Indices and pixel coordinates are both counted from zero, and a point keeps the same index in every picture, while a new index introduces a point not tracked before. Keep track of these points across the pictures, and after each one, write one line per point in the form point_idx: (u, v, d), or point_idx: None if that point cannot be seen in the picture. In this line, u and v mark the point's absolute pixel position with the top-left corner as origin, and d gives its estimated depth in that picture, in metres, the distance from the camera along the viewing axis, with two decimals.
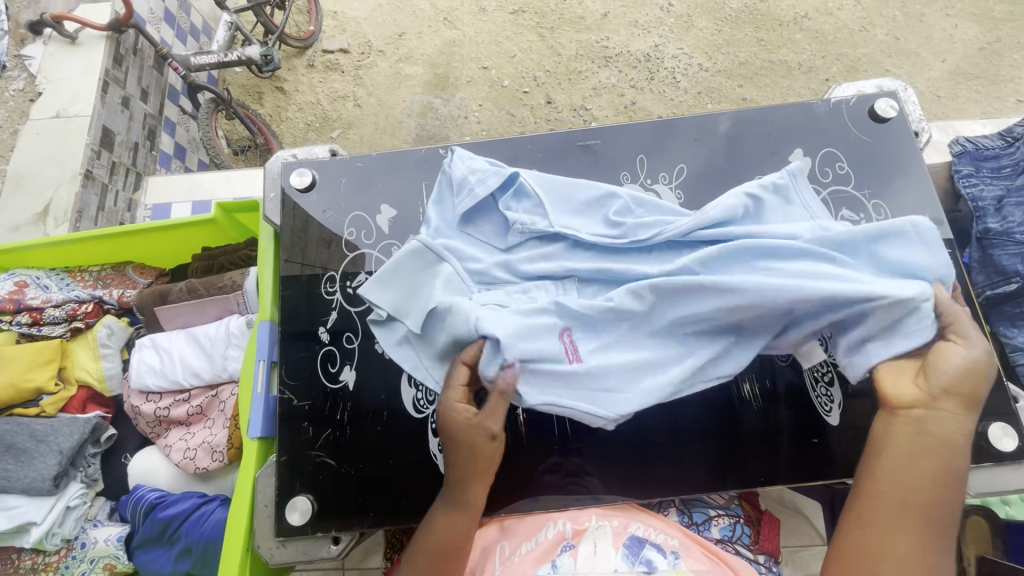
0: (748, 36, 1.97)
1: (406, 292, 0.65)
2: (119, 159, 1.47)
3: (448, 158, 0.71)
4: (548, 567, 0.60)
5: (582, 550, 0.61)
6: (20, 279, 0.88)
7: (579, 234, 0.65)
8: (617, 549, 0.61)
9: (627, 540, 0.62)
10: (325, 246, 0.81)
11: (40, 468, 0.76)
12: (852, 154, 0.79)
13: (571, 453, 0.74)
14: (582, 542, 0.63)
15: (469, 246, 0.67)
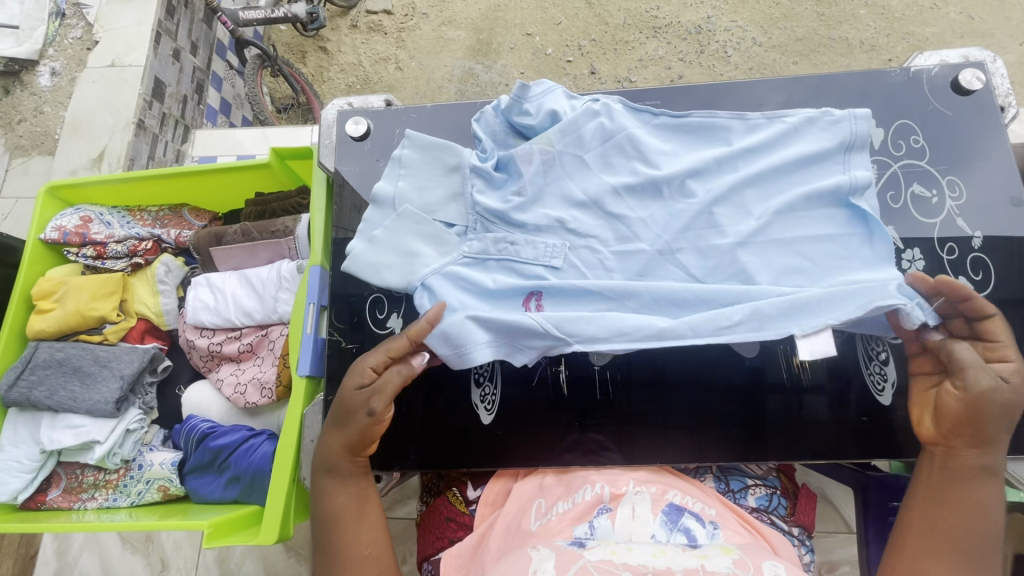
0: (808, 10, 1.87)
1: (418, 186, 0.75)
2: (169, 111, 1.51)
3: (536, 82, 0.76)
4: (585, 527, 0.62)
5: (620, 513, 0.63)
6: (86, 215, 0.92)
7: (603, 205, 0.71)
8: (656, 515, 0.62)
9: (667, 507, 0.63)
10: (357, 213, 0.81)
11: (104, 391, 0.81)
12: (930, 128, 0.75)
13: (591, 415, 0.74)
14: (620, 506, 0.63)
15: (498, 192, 0.74)
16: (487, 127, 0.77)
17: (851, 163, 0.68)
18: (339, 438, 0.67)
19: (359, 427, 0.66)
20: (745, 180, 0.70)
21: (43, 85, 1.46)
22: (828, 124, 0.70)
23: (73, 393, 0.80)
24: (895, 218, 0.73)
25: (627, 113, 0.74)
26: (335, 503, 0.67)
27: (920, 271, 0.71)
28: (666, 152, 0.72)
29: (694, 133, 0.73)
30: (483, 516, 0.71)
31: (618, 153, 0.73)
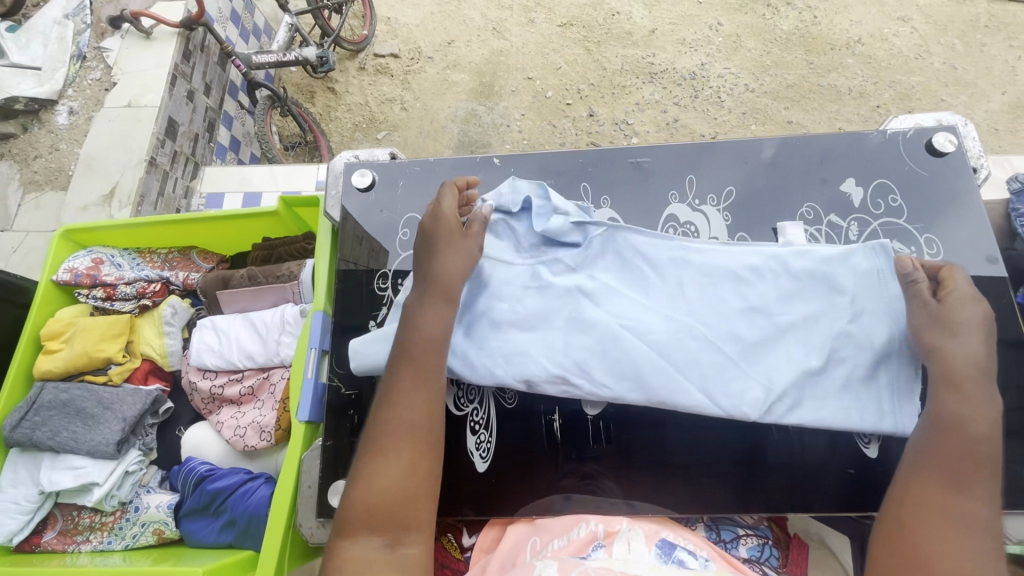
0: (797, 58, 1.96)
1: None
2: (181, 148, 1.56)
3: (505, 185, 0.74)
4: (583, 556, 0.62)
5: (616, 545, 0.63)
6: (97, 257, 0.96)
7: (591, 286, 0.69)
8: (650, 547, 0.64)
9: (660, 541, 0.65)
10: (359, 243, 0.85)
11: (106, 432, 0.82)
12: (906, 187, 0.79)
13: (587, 461, 0.73)
14: (615, 541, 0.64)
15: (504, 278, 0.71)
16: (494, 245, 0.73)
17: (888, 302, 0.65)
18: (424, 331, 0.62)
19: (446, 326, 0.63)
20: (779, 327, 0.66)
21: (61, 123, 1.52)
22: (850, 255, 0.68)
23: (75, 433, 0.82)
24: None
25: (647, 248, 0.71)
26: (402, 408, 0.58)
27: None
28: (688, 294, 0.68)
29: (713, 270, 0.69)
30: (477, 562, 0.71)
31: (640, 294, 0.69)
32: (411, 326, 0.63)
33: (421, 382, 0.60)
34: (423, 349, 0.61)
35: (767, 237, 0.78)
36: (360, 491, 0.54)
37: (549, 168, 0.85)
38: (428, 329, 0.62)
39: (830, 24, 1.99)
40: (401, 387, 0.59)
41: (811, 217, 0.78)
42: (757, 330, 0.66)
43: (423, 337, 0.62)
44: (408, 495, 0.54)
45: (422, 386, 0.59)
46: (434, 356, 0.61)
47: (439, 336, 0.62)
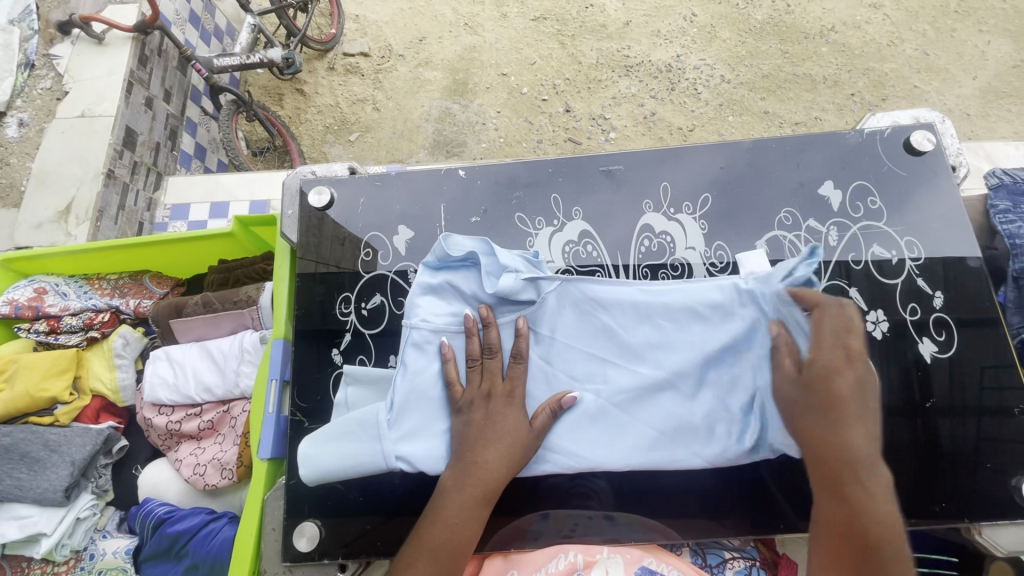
0: (772, 48, 1.94)
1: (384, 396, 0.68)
2: (141, 159, 1.48)
3: (443, 243, 0.67)
4: None
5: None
6: (40, 286, 0.90)
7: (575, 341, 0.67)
8: None
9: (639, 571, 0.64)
10: (339, 244, 0.80)
11: (52, 478, 0.76)
12: (886, 188, 0.76)
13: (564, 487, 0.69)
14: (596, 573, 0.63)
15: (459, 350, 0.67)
16: (448, 307, 0.68)
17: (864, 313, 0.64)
18: (484, 458, 0.60)
19: (521, 456, 0.62)
20: (744, 371, 0.63)
21: (9, 136, 1.43)
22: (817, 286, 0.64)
23: (19, 481, 0.76)
24: (858, 279, 0.74)
25: (606, 295, 0.67)
26: (442, 531, 0.58)
27: (885, 332, 0.72)
28: (656, 342, 0.65)
29: (675, 314, 0.66)
30: None
31: (597, 346, 0.67)
32: (476, 449, 0.61)
33: (470, 509, 0.59)
34: (477, 468, 0.60)
35: (745, 246, 0.75)
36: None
37: (518, 179, 0.81)
38: (493, 456, 0.60)
39: (804, 13, 1.98)
40: (447, 510, 0.59)
41: (789, 223, 0.76)
42: (720, 372, 0.64)
43: (491, 466, 0.60)
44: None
45: (470, 516, 0.59)
46: (493, 484, 0.60)
47: (508, 466, 0.61)
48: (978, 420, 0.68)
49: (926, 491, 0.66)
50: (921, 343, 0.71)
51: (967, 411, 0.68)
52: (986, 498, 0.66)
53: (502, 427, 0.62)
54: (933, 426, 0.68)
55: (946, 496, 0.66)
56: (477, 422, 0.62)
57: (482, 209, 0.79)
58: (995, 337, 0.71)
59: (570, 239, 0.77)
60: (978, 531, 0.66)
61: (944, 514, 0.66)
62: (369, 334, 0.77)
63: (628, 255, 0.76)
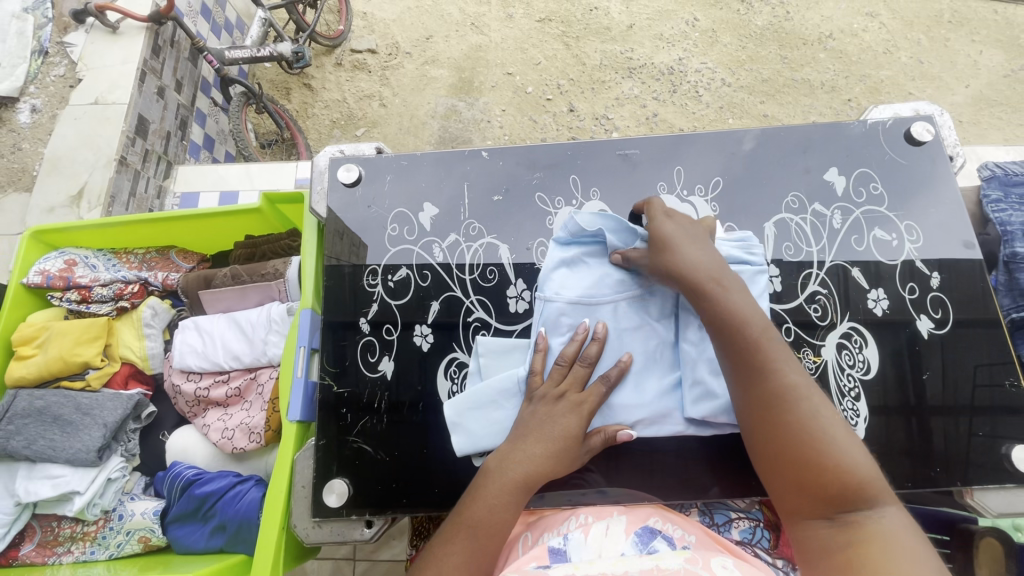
0: (771, 53, 2.00)
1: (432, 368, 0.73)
2: (152, 147, 1.51)
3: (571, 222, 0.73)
4: (559, 539, 0.62)
5: (594, 530, 0.64)
6: (70, 258, 0.92)
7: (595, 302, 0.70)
8: (628, 534, 0.63)
9: (640, 529, 0.64)
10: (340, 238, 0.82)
11: (85, 440, 0.79)
12: (886, 175, 0.81)
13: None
14: (596, 527, 0.64)
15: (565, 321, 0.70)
16: (577, 282, 0.71)
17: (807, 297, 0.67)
18: (526, 451, 0.62)
19: (565, 458, 0.63)
20: None
21: (23, 121, 1.45)
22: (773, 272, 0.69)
23: (53, 441, 0.78)
24: (859, 260, 0.78)
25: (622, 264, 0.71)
26: (482, 508, 0.60)
27: (885, 310, 0.76)
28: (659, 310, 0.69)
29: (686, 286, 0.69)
30: None
31: (657, 305, 0.69)
32: (517, 442, 0.63)
33: (508, 495, 0.60)
34: (525, 457, 0.62)
35: (754, 227, 0.79)
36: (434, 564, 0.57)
37: (538, 161, 0.84)
38: (531, 449, 0.62)
39: (802, 20, 2.04)
40: (485, 489, 0.61)
41: (795, 206, 0.80)
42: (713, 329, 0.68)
43: (529, 457, 0.61)
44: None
45: (509, 501, 0.60)
46: (533, 476, 0.61)
47: (551, 464, 0.62)
48: (973, 395, 0.73)
49: (922, 458, 0.71)
50: (919, 320, 0.75)
51: (960, 384, 0.73)
52: (978, 463, 0.71)
53: (557, 424, 0.63)
54: (928, 396, 0.73)
55: (940, 462, 0.71)
56: (525, 415, 0.65)
57: (504, 188, 0.83)
58: (985, 312, 0.76)
59: None
60: (970, 494, 0.71)
61: (940, 478, 0.70)
62: (395, 304, 0.80)
63: None
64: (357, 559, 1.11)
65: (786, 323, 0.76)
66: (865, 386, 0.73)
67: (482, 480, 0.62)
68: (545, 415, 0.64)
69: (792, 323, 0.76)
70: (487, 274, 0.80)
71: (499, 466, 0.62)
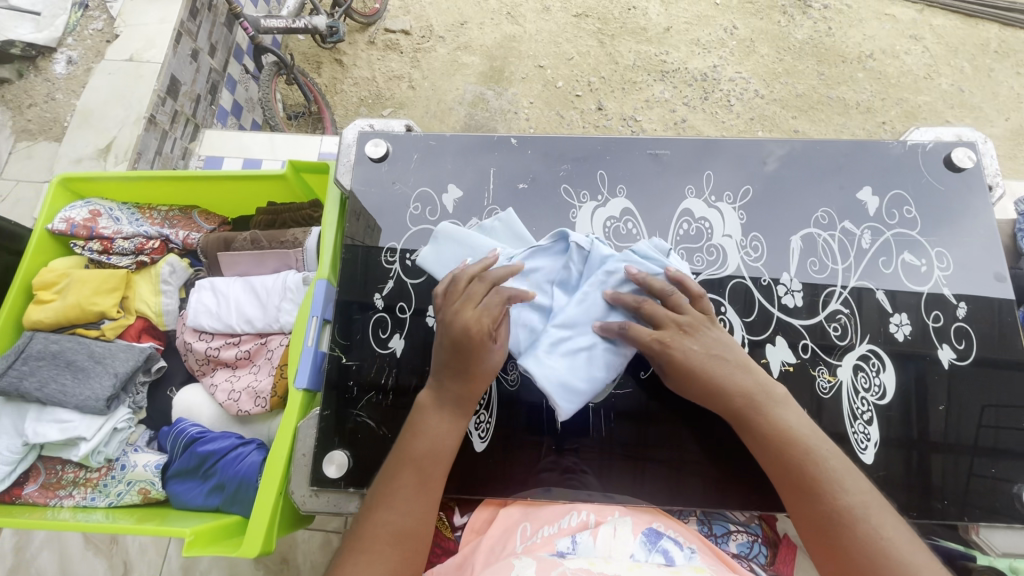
0: (808, 68, 1.96)
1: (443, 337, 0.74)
2: (181, 108, 1.51)
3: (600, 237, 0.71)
4: (568, 540, 0.63)
5: (602, 530, 0.64)
6: (95, 209, 0.93)
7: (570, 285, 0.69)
8: (635, 535, 0.64)
9: (645, 530, 0.65)
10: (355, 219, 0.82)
11: (95, 387, 0.80)
12: (922, 199, 0.79)
13: (567, 452, 0.74)
14: (602, 527, 0.65)
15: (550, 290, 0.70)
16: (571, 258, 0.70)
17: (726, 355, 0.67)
18: (449, 383, 0.63)
19: (481, 375, 0.62)
20: None
21: (58, 72, 1.47)
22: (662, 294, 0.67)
23: (64, 386, 0.80)
24: (885, 283, 0.77)
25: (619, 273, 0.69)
26: (424, 442, 0.61)
27: (907, 334, 0.74)
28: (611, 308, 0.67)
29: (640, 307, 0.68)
30: (467, 541, 0.70)
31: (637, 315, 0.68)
32: (441, 375, 0.63)
33: (440, 429, 0.62)
34: (451, 392, 0.63)
35: (780, 238, 0.78)
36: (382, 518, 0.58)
37: (566, 153, 0.83)
38: (455, 384, 0.63)
39: (844, 37, 1.99)
40: (421, 422, 0.63)
41: (825, 222, 0.78)
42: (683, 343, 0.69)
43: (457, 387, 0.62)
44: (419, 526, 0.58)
45: (439, 433, 0.62)
46: (462, 406, 0.63)
47: (469, 385, 0.62)
48: (987, 433, 0.71)
49: (933, 491, 0.69)
50: (940, 349, 0.74)
51: (978, 418, 0.71)
52: (988, 501, 0.69)
53: (464, 341, 0.62)
54: (945, 430, 0.71)
55: (949, 496, 0.69)
56: (448, 345, 0.63)
57: (530, 177, 0.82)
58: (1011, 348, 0.74)
59: (612, 215, 0.80)
60: (976, 531, 0.69)
61: (946, 512, 0.69)
62: (411, 282, 0.80)
63: (666, 236, 0.79)
64: (346, 531, 1.12)
65: (804, 339, 0.74)
66: (878, 409, 0.72)
67: (415, 414, 0.64)
68: (453, 339, 0.62)
69: (808, 339, 0.75)
70: None
71: (427, 402, 0.64)
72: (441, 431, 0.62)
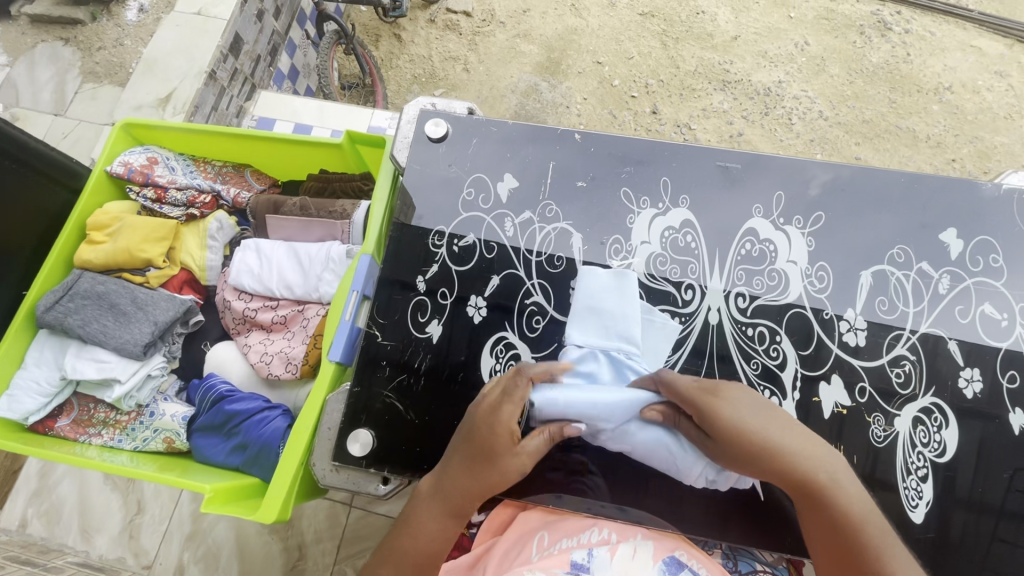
0: (880, 94, 1.86)
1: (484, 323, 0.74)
2: (241, 67, 1.51)
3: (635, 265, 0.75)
4: (582, 553, 0.60)
5: (620, 550, 0.61)
6: (152, 156, 0.94)
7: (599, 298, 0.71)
8: (655, 561, 0.61)
9: (667, 558, 0.62)
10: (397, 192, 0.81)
11: (135, 332, 0.81)
12: (1011, 250, 0.73)
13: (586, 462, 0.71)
14: (621, 547, 0.62)
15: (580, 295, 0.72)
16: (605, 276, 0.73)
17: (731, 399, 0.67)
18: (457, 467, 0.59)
19: (493, 478, 0.58)
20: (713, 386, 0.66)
21: (129, 18, 1.49)
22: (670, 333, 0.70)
23: (105, 327, 0.81)
24: (959, 334, 0.71)
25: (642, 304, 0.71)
26: (414, 534, 0.57)
27: (977, 393, 0.69)
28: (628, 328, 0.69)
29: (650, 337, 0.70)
30: (482, 540, 0.69)
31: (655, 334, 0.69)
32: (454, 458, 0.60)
33: (437, 522, 0.58)
34: (453, 486, 0.58)
35: (849, 272, 0.73)
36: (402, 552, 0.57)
37: (630, 155, 0.80)
38: (461, 472, 0.58)
39: (923, 65, 1.88)
40: (416, 518, 0.58)
41: (901, 260, 0.73)
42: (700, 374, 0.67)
43: (463, 487, 0.58)
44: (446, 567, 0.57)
45: (438, 524, 0.57)
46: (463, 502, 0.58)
47: (479, 486, 0.58)
48: None
49: (987, 563, 0.64)
50: (1012, 413, 0.68)
51: None
52: None
53: (482, 437, 0.59)
54: (1007, 500, 0.66)
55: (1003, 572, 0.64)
56: (468, 433, 0.60)
57: (591, 175, 0.79)
58: None
59: (671, 225, 0.77)
60: None
61: None
62: (456, 269, 0.78)
63: (726, 254, 0.75)
64: (352, 505, 1.12)
65: (862, 382, 0.70)
66: (936, 468, 0.67)
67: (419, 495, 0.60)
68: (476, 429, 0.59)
69: (867, 383, 0.70)
70: (555, 260, 0.77)
71: (428, 486, 0.60)
72: (440, 523, 0.58)
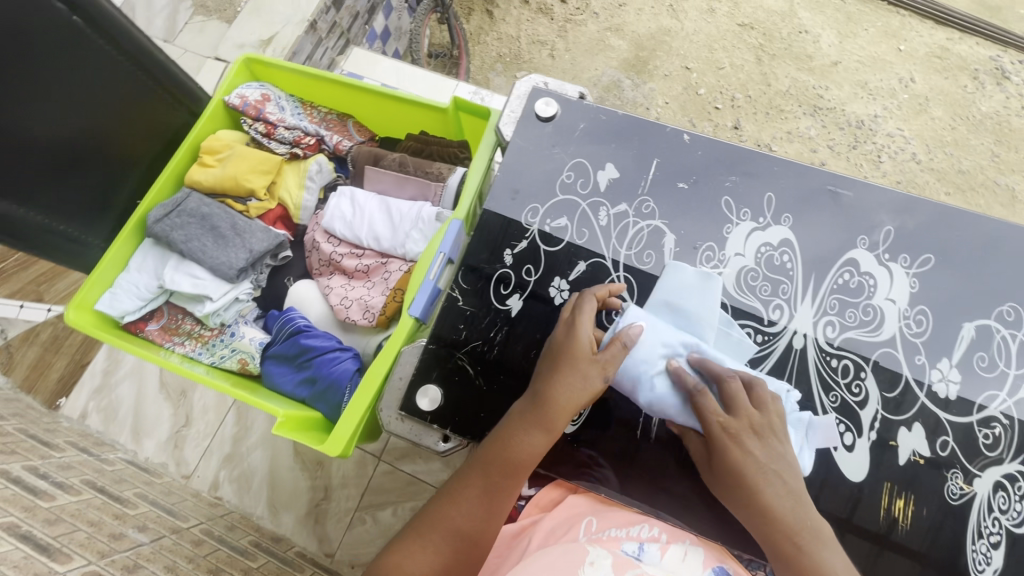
0: (983, 145, 1.75)
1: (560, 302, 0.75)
2: (340, 21, 1.55)
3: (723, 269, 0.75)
4: (633, 546, 0.61)
5: (671, 551, 0.62)
6: (265, 93, 0.97)
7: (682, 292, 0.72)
8: (704, 568, 0.61)
9: (716, 566, 0.62)
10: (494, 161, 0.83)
11: (232, 257, 0.87)
12: None
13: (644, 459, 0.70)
14: (671, 547, 0.63)
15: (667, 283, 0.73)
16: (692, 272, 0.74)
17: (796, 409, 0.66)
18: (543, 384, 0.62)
19: (576, 390, 0.60)
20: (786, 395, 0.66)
21: None
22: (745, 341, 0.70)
23: (205, 247, 0.87)
24: None
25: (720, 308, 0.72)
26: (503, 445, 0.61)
27: None
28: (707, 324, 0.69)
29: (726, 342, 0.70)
30: (529, 514, 0.71)
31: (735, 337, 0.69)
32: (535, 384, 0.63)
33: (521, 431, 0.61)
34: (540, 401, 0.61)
35: (949, 321, 0.70)
36: (443, 513, 0.59)
37: (737, 165, 0.78)
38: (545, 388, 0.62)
39: None
40: (508, 431, 0.61)
41: (1009, 318, 0.70)
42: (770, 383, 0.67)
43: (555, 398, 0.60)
44: (480, 532, 0.58)
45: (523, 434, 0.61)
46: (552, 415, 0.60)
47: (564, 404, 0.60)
48: None
49: None
50: None
51: None
52: None
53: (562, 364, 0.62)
54: None
55: None
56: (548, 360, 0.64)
57: (693, 178, 0.78)
58: None
59: (769, 242, 0.75)
60: None
61: None
62: (544, 249, 0.79)
63: (822, 281, 0.73)
64: (381, 458, 1.15)
65: (946, 435, 0.67)
66: (1009, 536, 0.64)
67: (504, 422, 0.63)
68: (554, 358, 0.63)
69: (950, 437, 0.67)
70: (644, 257, 0.76)
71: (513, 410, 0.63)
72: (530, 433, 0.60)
